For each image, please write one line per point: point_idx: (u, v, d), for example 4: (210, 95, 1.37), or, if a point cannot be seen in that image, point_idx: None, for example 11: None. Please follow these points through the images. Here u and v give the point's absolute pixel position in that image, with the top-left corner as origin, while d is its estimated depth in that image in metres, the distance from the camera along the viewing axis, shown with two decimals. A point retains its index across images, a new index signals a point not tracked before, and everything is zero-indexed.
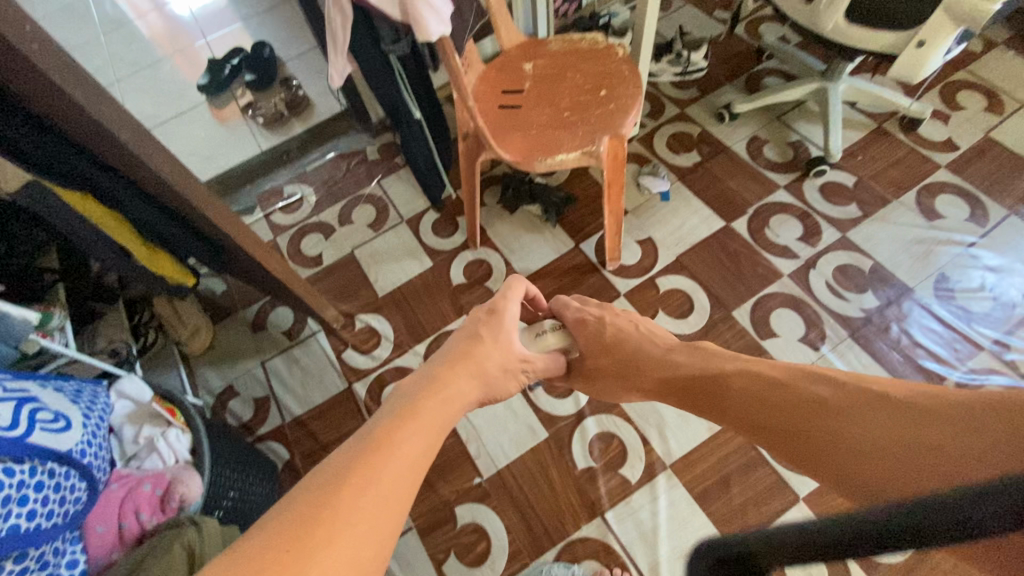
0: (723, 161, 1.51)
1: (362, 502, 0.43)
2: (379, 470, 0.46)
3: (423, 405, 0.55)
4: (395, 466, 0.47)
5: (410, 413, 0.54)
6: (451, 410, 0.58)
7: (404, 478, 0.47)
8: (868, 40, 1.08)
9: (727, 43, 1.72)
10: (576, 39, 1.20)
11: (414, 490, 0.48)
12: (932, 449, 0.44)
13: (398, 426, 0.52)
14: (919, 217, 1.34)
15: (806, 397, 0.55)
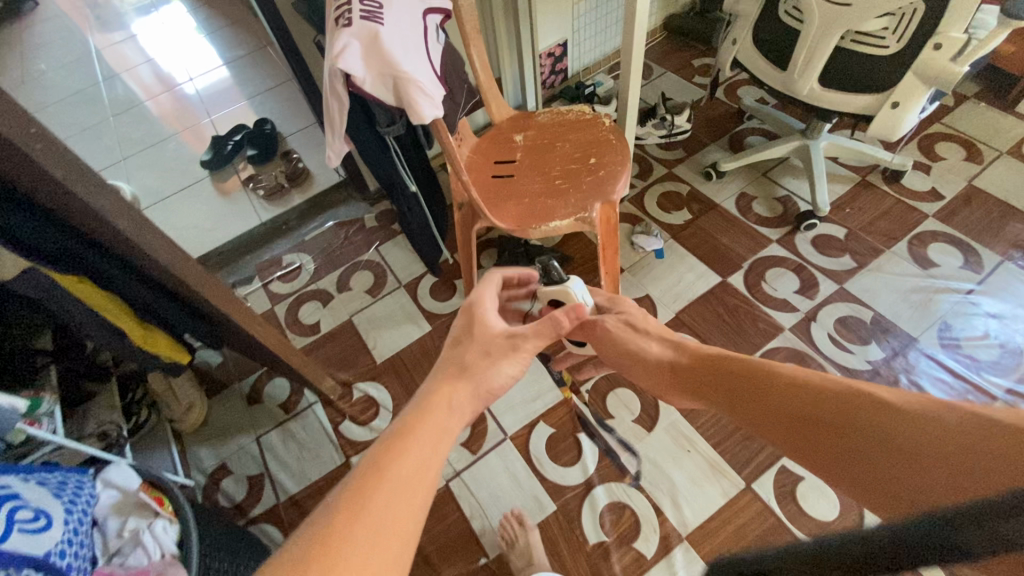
0: (714, 218, 1.54)
1: (372, 512, 0.44)
2: (387, 480, 0.47)
3: (425, 418, 0.56)
4: (402, 473, 0.49)
5: (414, 428, 0.55)
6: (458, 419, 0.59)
7: (416, 486, 0.49)
8: (844, 103, 1.13)
9: (708, 106, 1.80)
10: (563, 110, 1.26)
11: (422, 495, 0.49)
12: (952, 461, 0.42)
13: (405, 438, 0.53)
14: (915, 266, 1.35)
15: (838, 392, 0.55)
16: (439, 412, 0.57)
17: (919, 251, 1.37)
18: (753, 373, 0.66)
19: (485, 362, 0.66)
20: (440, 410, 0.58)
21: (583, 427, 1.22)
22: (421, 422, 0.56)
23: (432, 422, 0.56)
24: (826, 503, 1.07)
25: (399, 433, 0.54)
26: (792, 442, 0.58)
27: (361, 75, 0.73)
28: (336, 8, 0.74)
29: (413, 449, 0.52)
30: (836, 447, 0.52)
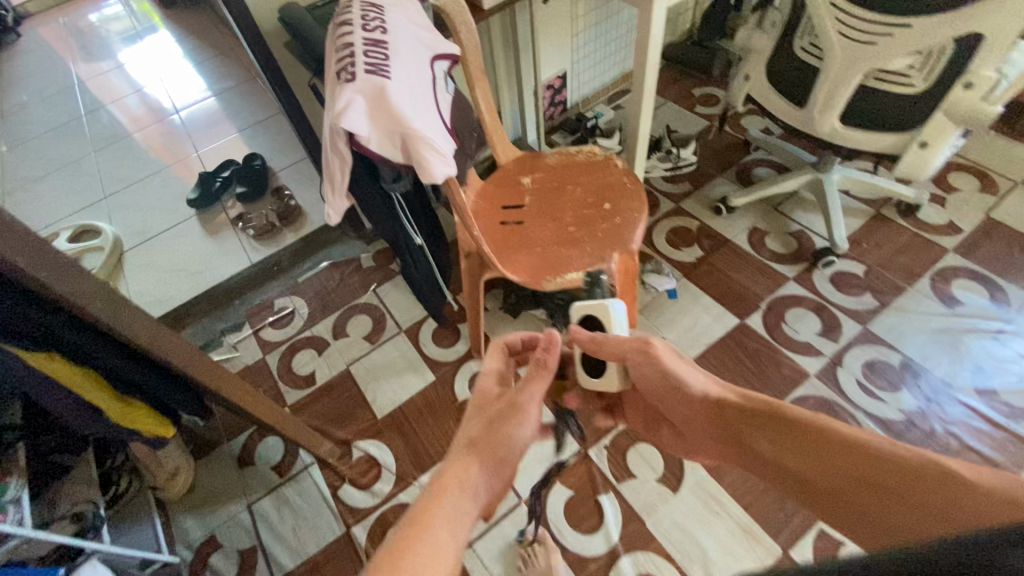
0: (727, 254, 1.49)
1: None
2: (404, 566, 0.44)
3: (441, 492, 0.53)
4: (420, 558, 0.45)
5: (432, 504, 0.51)
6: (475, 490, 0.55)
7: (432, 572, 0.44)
8: (868, 142, 1.08)
9: (712, 137, 1.76)
10: (572, 150, 1.19)
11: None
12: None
13: (423, 515, 0.49)
14: (940, 306, 1.31)
15: (912, 461, 0.48)
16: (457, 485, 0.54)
17: (943, 290, 1.33)
18: (807, 423, 0.58)
19: (503, 429, 0.62)
20: (455, 484, 0.54)
21: (604, 489, 1.14)
22: (440, 495, 0.52)
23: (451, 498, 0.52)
24: None
25: (420, 505, 0.51)
26: (848, 511, 0.52)
27: (366, 134, 0.65)
28: (336, 59, 0.67)
29: (430, 530, 0.48)
30: (903, 519, 0.47)
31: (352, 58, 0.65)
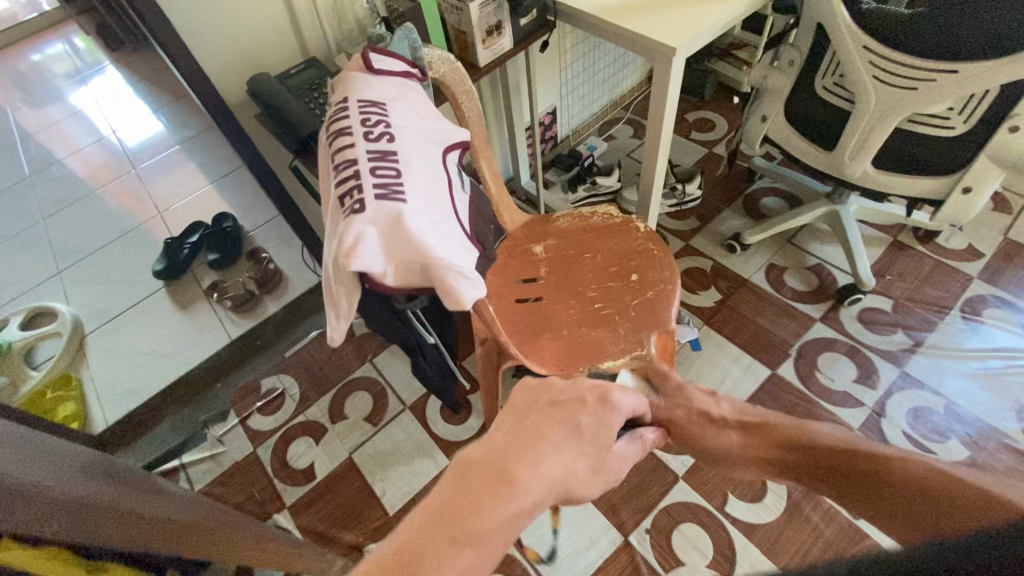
0: (746, 296, 1.41)
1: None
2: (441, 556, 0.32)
3: (510, 459, 0.40)
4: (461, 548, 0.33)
5: (535, 441, 0.43)
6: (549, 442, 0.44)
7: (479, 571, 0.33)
8: (903, 185, 1.01)
9: (714, 166, 1.69)
10: (586, 211, 1.09)
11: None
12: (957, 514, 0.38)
13: (485, 481, 0.37)
14: (977, 340, 1.24)
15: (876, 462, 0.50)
16: (528, 455, 0.40)
17: (976, 321, 1.27)
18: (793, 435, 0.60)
19: (601, 419, 0.51)
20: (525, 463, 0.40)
21: None
22: (513, 472, 0.39)
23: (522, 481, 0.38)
24: None
25: (515, 436, 0.42)
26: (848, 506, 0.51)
27: (381, 269, 0.53)
28: (336, 181, 0.55)
29: (488, 526, 0.34)
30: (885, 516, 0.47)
31: (356, 178, 0.53)
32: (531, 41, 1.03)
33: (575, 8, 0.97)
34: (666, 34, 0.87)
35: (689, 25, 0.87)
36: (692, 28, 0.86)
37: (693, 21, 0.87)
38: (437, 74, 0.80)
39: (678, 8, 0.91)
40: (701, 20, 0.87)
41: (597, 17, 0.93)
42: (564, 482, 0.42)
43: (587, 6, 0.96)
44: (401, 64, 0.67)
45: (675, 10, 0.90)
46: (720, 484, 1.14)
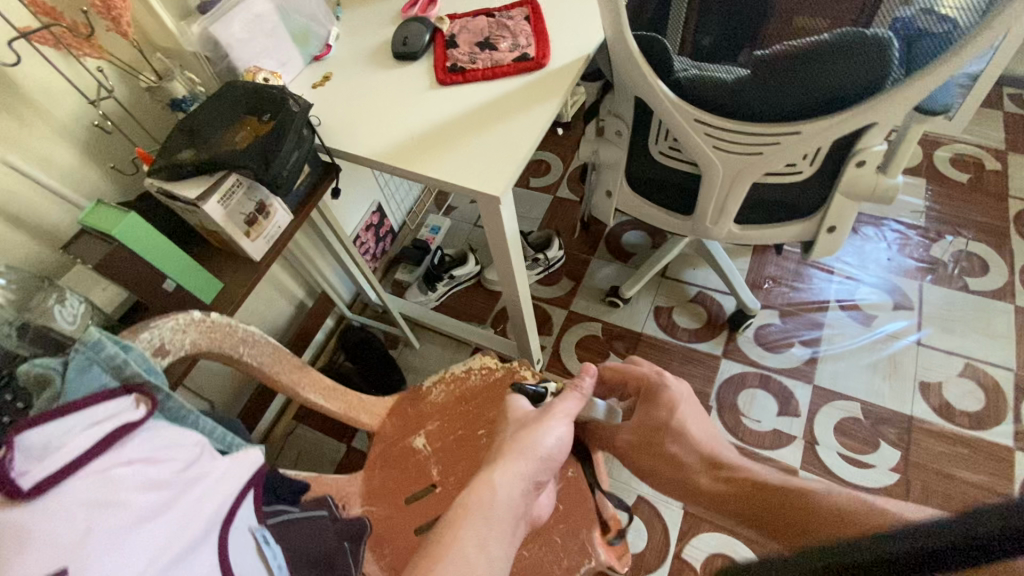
0: (646, 354, 1.32)
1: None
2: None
3: (464, 520, 0.47)
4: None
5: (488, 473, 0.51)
6: (514, 452, 0.53)
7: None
8: (769, 235, 0.95)
9: (566, 213, 1.58)
10: (459, 371, 0.87)
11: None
12: (830, 517, 0.49)
13: (442, 556, 0.44)
14: (860, 328, 1.27)
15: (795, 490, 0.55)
16: (484, 502, 0.48)
17: (852, 307, 1.30)
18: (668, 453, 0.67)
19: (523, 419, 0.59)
20: (502, 502, 0.49)
21: None
22: (480, 528, 0.47)
23: (488, 545, 0.46)
24: None
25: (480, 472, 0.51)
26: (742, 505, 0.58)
27: None
28: None
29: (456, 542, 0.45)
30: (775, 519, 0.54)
31: None
32: (316, 199, 0.79)
33: (356, 155, 0.76)
34: (472, 178, 0.70)
35: (496, 160, 0.71)
36: (502, 164, 0.70)
37: (501, 152, 0.71)
38: (187, 348, 0.55)
39: (477, 134, 0.74)
40: (510, 148, 0.72)
41: (386, 164, 0.74)
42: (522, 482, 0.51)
43: (369, 149, 0.76)
44: (97, 422, 0.41)
45: (474, 136, 0.74)
46: None
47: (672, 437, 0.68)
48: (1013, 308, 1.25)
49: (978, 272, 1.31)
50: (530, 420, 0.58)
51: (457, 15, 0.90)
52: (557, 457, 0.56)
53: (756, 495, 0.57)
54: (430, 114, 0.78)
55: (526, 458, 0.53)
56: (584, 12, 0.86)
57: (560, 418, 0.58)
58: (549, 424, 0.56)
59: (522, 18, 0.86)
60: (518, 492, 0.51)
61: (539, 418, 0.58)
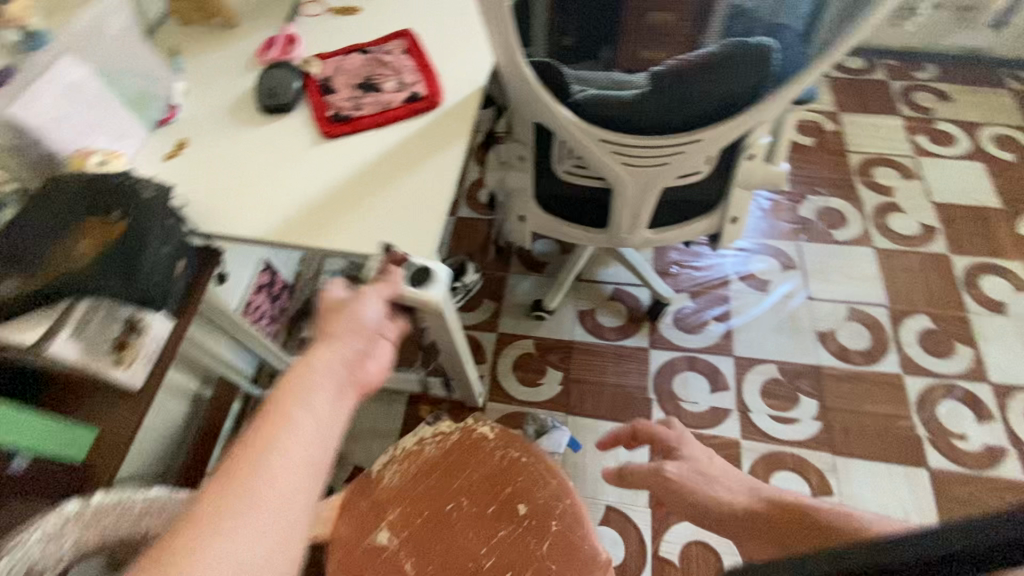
0: (581, 361, 1.33)
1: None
2: (217, 548, 0.34)
3: (287, 397, 0.42)
4: (252, 530, 0.35)
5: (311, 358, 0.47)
6: (335, 339, 0.50)
7: (297, 529, 0.37)
8: (679, 234, 0.98)
9: (470, 233, 1.53)
10: (409, 445, 0.78)
11: (315, 471, 0.40)
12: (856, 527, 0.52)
13: (267, 438, 0.39)
14: (759, 294, 1.38)
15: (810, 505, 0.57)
16: (307, 378, 0.45)
17: (748, 276, 1.41)
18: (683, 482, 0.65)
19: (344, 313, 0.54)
20: (324, 373, 0.46)
21: None
22: (303, 403, 0.42)
23: (314, 416, 0.42)
24: None
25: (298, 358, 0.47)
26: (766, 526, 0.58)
27: None
28: None
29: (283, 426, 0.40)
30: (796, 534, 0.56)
31: None
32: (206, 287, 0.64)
33: (241, 235, 0.65)
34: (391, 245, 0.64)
35: (412, 221, 0.65)
36: (419, 223, 0.65)
37: (416, 212, 0.66)
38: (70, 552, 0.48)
39: (382, 194, 0.67)
40: (425, 204, 0.66)
41: (283, 243, 0.64)
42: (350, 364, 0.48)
43: (257, 227, 0.65)
44: None
45: (379, 197, 0.67)
46: None
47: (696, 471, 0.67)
48: (872, 250, 1.43)
49: (840, 223, 1.48)
50: (344, 305, 0.55)
51: (325, 55, 0.82)
52: (381, 333, 0.55)
53: (781, 511, 0.58)
54: (322, 174, 0.69)
55: (347, 339, 0.51)
56: (464, 41, 0.82)
57: (373, 297, 0.57)
58: (358, 307, 0.55)
59: (401, 52, 0.81)
60: (346, 360, 0.48)
61: (353, 302, 0.55)
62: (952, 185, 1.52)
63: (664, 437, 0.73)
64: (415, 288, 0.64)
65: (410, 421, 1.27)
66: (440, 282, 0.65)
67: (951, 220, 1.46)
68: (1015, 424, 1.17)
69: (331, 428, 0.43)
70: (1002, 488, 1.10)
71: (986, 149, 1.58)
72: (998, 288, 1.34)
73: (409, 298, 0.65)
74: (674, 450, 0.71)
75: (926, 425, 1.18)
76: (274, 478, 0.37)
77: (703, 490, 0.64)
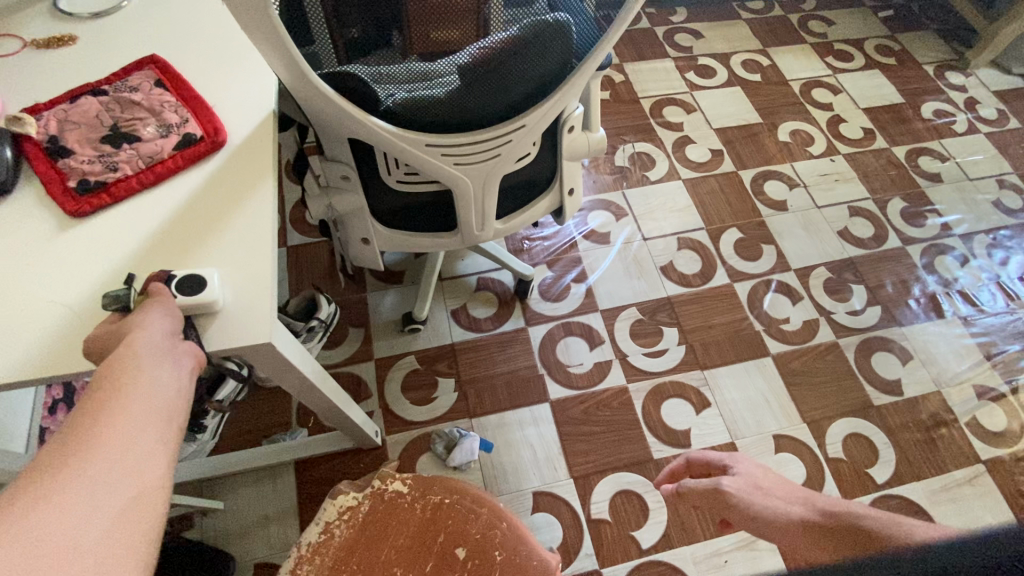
0: (467, 361, 1.29)
1: (57, 557, 0.35)
2: (80, 476, 0.39)
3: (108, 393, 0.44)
4: (111, 459, 0.41)
5: (111, 372, 0.45)
6: (135, 344, 0.47)
7: (158, 453, 0.43)
8: (526, 218, 0.97)
9: (307, 263, 1.37)
10: (315, 537, 0.68)
11: (143, 467, 0.42)
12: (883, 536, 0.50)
13: (78, 453, 0.40)
14: (605, 247, 1.47)
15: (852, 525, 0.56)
16: (118, 393, 0.44)
17: (591, 232, 1.49)
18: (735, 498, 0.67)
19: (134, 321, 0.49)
20: (146, 345, 0.48)
21: None
22: (138, 367, 0.46)
23: (148, 380, 0.46)
24: (795, 466, 1.21)
25: (98, 375, 0.45)
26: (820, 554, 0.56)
27: None
28: None
29: (98, 443, 0.41)
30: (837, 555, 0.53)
31: None
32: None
33: None
34: (226, 334, 0.53)
35: (238, 294, 0.55)
36: (249, 295, 0.55)
37: (238, 282, 0.55)
38: None
39: (185, 266, 0.55)
40: (242, 269, 0.55)
41: (59, 375, 0.49)
42: (158, 369, 0.47)
43: (11, 366, 0.49)
44: None
45: (184, 270, 0.54)
46: (621, 532, 1.12)
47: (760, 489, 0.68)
48: (681, 182, 1.60)
49: (651, 164, 1.63)
50: (124, 324, 0.49)
51: (41, 106, 0.63)
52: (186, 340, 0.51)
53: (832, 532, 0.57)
54: (91, 266, 0.54)
55: (152, 345, 0.48)
56: (229, 58, 0.68)
57: (158, 307, 0.51)
58: (143, 319, 0.49)
59: (152, 85, 0.65)
60: (157, 365, 0.47)
61: (133, 318, 0.50)
62: (724, 110, 1.76)
63: (716, 459, 0.77)
64: (186, 295, 0.52)
65: (304, 490, 1.11)
66: (211, 290, 0.52)
67: (731, 140, 1.70)
68: (817, 296, 1.43)
69: (161, 412, 0.45)
70: (821, 351, 1.36)
71: (739, 74, 1.85)
72: (778, 190, 1.61)
73: (186, 309, 0.52)
74: (727, 469, 0.75)
75: (760, 320, 1.39)
76: (124, 423, 0.43)
77: (760, 504, 0.65)
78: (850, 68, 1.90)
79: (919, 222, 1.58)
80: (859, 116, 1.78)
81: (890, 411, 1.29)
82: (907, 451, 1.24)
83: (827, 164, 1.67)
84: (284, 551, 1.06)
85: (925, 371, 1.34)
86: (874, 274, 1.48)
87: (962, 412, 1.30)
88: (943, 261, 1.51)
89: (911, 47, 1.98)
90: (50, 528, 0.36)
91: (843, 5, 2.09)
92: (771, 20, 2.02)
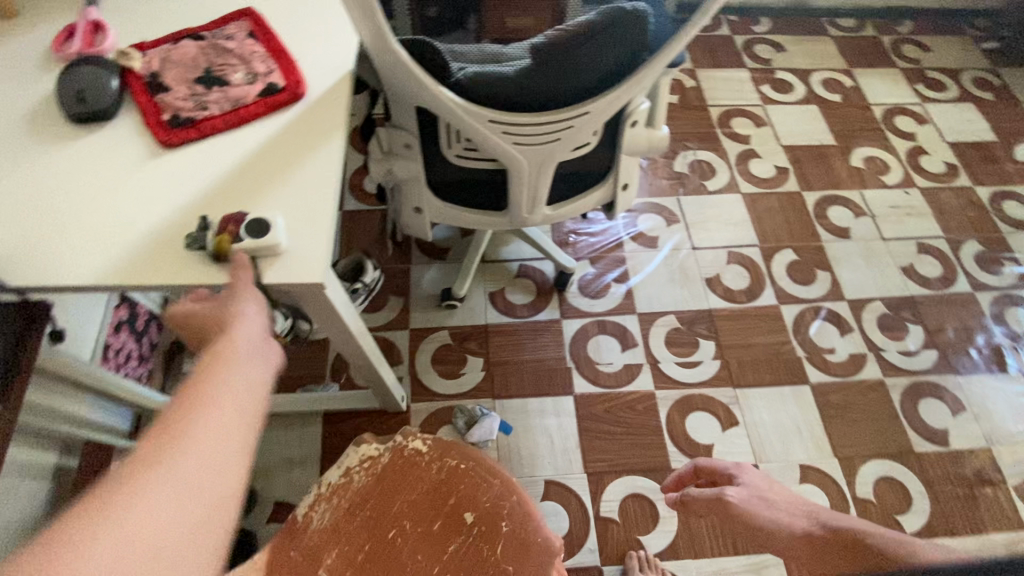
0: (498, 344, 1.31)
1: (144, 560, 0.33)
2: (170, 473, 0.36)
3: (204, 386, 0.42)
4: (208, 431, 0.40)
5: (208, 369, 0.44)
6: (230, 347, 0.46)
7: (243, 459, 0.41)
8: (577, 208, 0.98)
9: (359, 228, 1.42)
10: (336, 478, 0.71)
11: (228, 473, 0.39)
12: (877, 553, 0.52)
13: (172, 445, 0.38)
14: (652, 251, 1.45)
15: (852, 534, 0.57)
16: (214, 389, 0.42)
17: (640, 235, 1.48)
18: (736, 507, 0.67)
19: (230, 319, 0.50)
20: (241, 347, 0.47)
21: None
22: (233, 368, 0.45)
23: (241, 381, 0.44)
24: (819, 500, 1.17)
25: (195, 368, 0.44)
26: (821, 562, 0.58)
27: None
28: None
29: (191, 437, 0.39)
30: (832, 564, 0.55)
31: None
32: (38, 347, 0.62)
33: (81, 283, 0.54)
34: (282, 275, 0.57)
35: (298, 240, 0.58)
36: (307, 241, 0.58)
37: (299, 228, 0.58)
38: None
39: (252, 207, 0.58)
40: (304, 216, 0.59)
41: (133, 287, 0.54)
42: (249, 371, 0.45)
43: (95, 273, 0.54)
44: None
45: (253, 211, 0.58)
46: (628, 535, 1.12)
47: (764, 502, 0.67)
48: (740, 196, 1.56)
49: (711, 174, 1.59)
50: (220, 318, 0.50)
51: (147, 44, 0.68)
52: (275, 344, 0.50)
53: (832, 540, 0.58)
54: (172, 196, 0.58)
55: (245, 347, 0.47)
56: (316, 18, 0.72)
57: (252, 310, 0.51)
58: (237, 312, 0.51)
59: (245, 36, 0.69)
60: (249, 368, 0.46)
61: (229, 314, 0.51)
62: (797, 128, 1.70)
63: (722, 467, 0.75)
64: (252, 237, 0.55)
65: (328, 441, 1.16)
66: (275, 234, 0.56)
67: (799, 159, 1.63)
68: (868, 331, 1.37)
69: (250, 414, 0.43)
70: (865, 387, 1.30)
71: (818, 92, 1.78)
72: (843, 216, 1.54)
73: (250, 250, 0.55)
74: (733, 478, 0.73)
75: (803, 346, 1.34)
76: (216, 420, 0.40)
77: (763, 515, 0.65)
78: (940, 99, 1.79)
79: (994, 268, 1.48)
80: (943, 150, 1.68)
81: (931, 460, 1.22)
82: (944, 504, 1.18)
83: (900, 196, 1.58)
84: (301, 495, 1.12)
85: (976, 426, 1.26)
86: (935, 317, 1.40)
87: (1013, 474, 1.21)
88: (1015, 314, 1.41)
89: (1014, 84, 1.84)
90: (141, 527, 0.34)
91: (942, 32, 1.97)
92: (861, 41, 1.92)
